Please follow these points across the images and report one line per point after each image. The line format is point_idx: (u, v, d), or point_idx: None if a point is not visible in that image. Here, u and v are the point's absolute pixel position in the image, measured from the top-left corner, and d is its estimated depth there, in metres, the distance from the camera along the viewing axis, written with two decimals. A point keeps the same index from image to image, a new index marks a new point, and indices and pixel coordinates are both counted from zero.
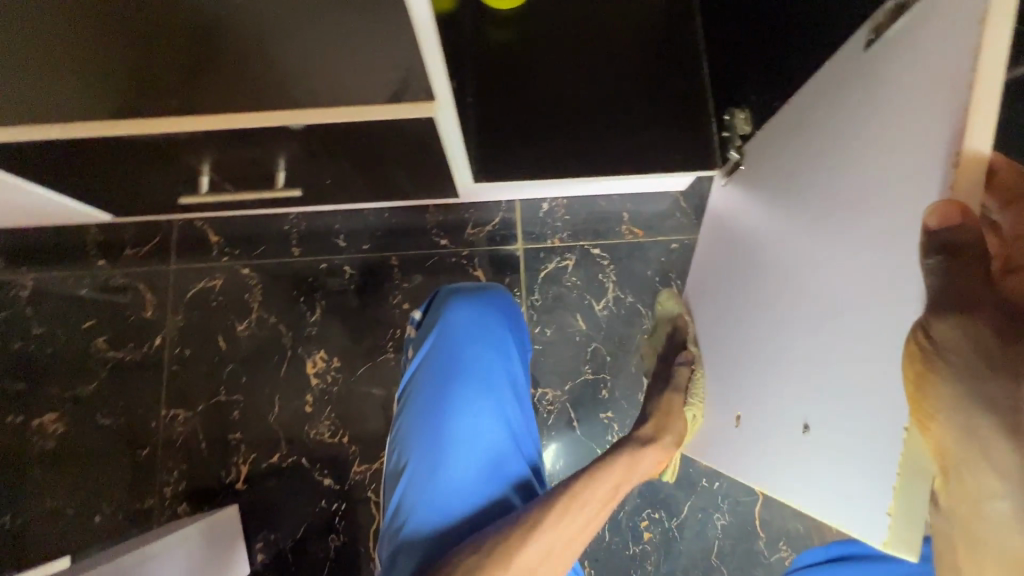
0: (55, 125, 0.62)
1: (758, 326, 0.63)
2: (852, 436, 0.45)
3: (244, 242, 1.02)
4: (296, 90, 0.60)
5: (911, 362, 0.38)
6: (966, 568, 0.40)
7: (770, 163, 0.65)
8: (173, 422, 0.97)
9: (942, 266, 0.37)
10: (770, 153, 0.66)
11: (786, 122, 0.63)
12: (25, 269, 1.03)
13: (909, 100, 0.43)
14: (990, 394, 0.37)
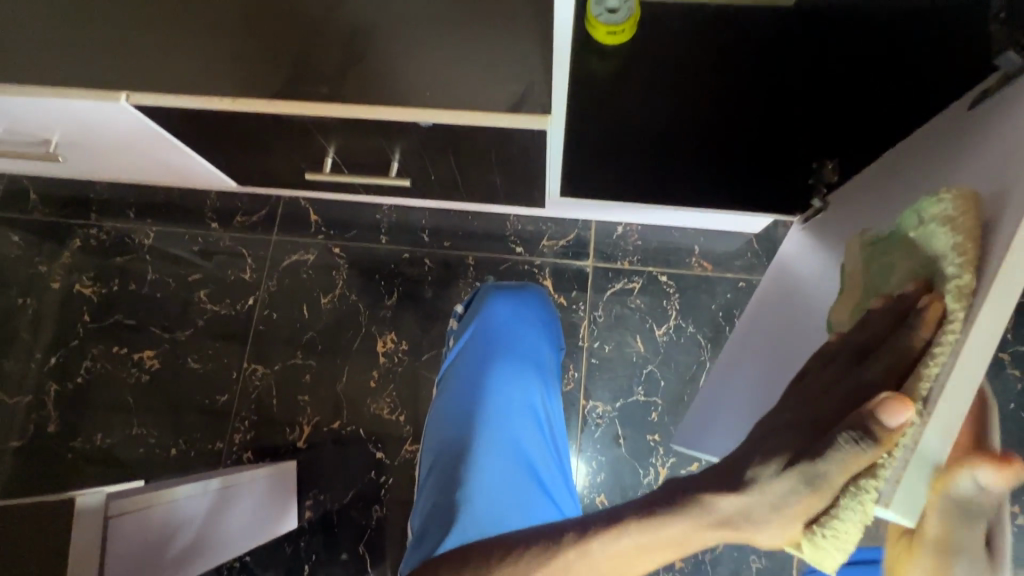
0: (225, 99, 0.73)
1: (780, 361, 0.63)
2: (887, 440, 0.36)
3: (339, 224, 1.12)
4: (430, 93, 0.69)
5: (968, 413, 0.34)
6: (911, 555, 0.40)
7: (854, 210, 0.65)
8: (252, 375, 1.06)
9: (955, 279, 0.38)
10: (856, 200, 0.66)
11: (876, 171, 0.64)
12: (151, 221, 1.16)
13: (983, 157, 0.44)
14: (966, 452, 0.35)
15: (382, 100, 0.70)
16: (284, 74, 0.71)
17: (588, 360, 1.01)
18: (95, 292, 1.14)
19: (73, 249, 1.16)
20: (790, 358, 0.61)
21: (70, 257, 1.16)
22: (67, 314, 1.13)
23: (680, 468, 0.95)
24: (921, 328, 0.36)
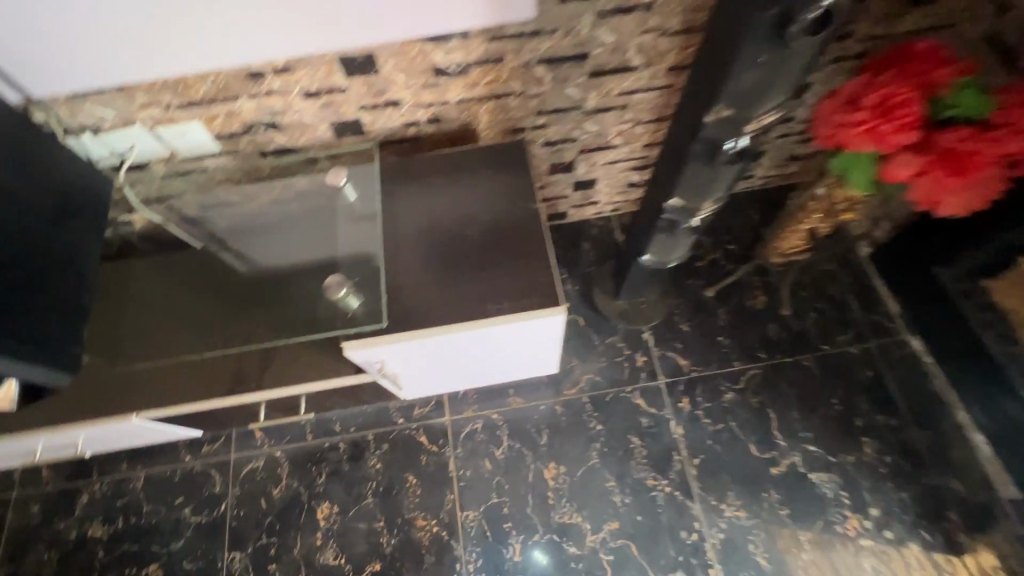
0: (190, 403, 1.22)
1: (440, 373, 1.30)
2: None
3: (277, 434, 1.63)
4: (308, 371, 1.23)
5: None
6: None
7: (505, 360, 1.30)
8: (232, 561, 1.50)
9: None
10: (511, 360, 1.31)
11: (524, 354, 1.29)
12: (139, 466, 1.62)
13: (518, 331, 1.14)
14: None
15: (281, 380, 1.22)
16: (227, 380, 1.24)
17: (458, 483, 1.54)
18: (105, 531, 1.56)
19: (83, 503, 1.59)
20: (439, 370, 1.28)
21: (82, 509, 1.58)
22: (87, 554, 1.54)
23: (528, 540, 1.47)
24: None
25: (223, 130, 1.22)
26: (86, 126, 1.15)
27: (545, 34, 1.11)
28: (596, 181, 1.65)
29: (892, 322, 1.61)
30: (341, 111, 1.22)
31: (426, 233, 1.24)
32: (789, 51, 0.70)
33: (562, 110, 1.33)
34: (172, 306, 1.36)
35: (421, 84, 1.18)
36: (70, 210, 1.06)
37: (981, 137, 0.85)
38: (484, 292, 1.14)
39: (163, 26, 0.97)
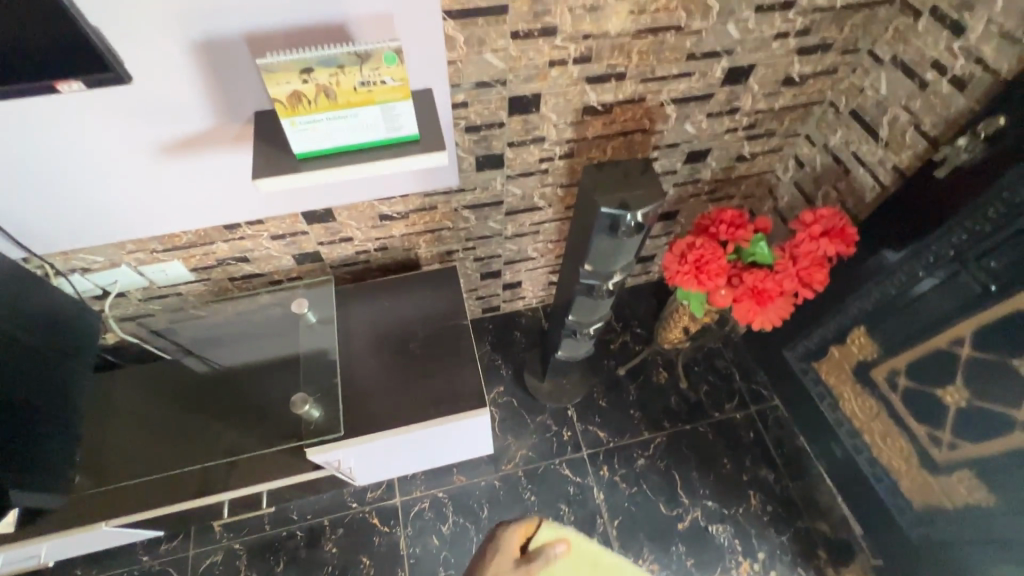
0: (162, 506, 1.33)
1: (389, 466, 1.51)
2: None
3: (235, 527, 1.74)
4: (272, 469, 1.38)
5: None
6: None
7: (445, 451, 1.53)
8: None
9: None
10: (450, 450, 1.54)
11: (461, 445, 1.52)
12: (95, 570, 1.67)
13: (455, 427, 1.39)
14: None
15: (248, 479, 1.36)
16: (195, 484, 1.36)
17: (409, 560, 1.70)
18: None
19: None
20: (388, 463, 1.49)
21: None
22: None
23: None
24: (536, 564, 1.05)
25: (198, 266, 1.44)
26: (76, 269, 1.33)
27: (468, 190, 1.43)
28: (521, 282, 1.97)
29: (765, 389, 1.97)
30: (303, 246, 1.47)
31: (376, 347, 1.48)
32: (621, 239, 1.02)
33: (487, 236, 1.64)
34: (147, 412, 1.47)
35: (370, 226, 1.46)
36: (63, 349, 1.22)
37: (771, 277, 1.19)
38: (426, 398, 1.39)
39: (159, 205, 1.19)
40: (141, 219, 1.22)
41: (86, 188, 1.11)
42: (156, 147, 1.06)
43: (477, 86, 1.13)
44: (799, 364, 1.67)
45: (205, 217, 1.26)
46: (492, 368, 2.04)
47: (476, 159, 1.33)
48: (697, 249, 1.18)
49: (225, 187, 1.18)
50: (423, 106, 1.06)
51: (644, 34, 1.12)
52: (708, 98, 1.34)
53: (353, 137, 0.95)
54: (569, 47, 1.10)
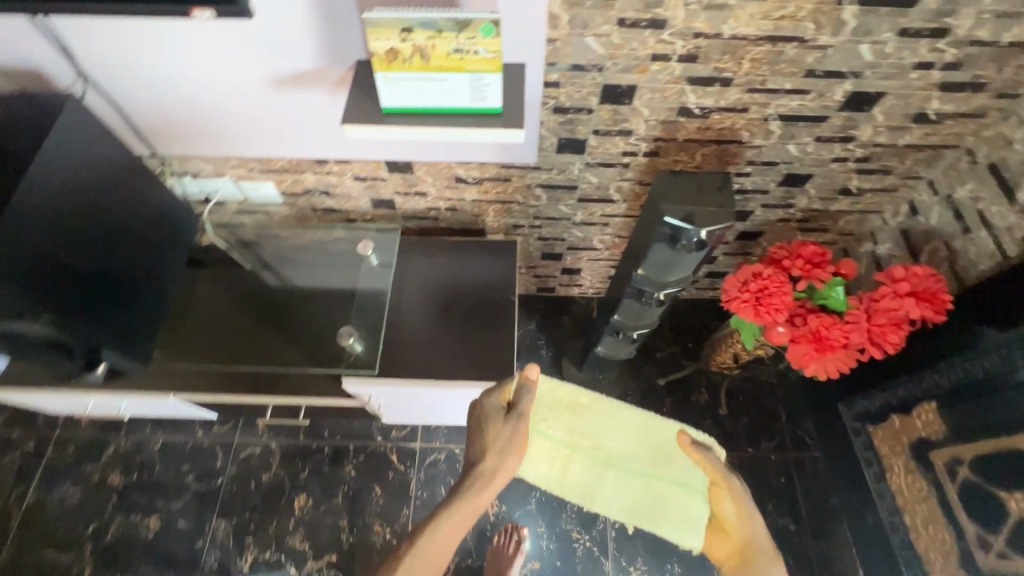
0: (217, 396, 1.51)
1: (414, 412, 1.60)
2: (561, 447, 1.65)
3: (275, 429, 1.92)
4: (313, 389, 1.52)
5: (501, 407, 1.28)
6: (510, 451, 1.26)
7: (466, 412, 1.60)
8: (218, 526, 1.79)
9: (507, 430, 1.26)
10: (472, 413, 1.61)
11: None
12: (159, 431, 1.92)
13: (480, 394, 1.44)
14: (514, 430, 1.26)
15: (291, 392, 1.51)
16: (248, 384, 1.53)
17: (416, 501, 1.82)
18: (121, 479, 1.86)
19: (108, 454, 1.89)
20: (414, 409, 1.58)
21: (107, 457, 1.89)
22: (102, 495, 1.83)
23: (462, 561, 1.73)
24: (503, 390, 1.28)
25: (287, 190, 1.56)
26: (188, 173, 1.49)
27: (544, 169, 1.43)
28: (580, 270, 1.95)
29: (809, 438, 1.85)
30: (380, 192, 1.55)
31: (424, 300, 1.56)
32: (683, 253, 0.98)
33: (554, 218, 1.64)
34: (220, 308, 1.63)
35: (444, 185, 1.51)
36: (165, 241, 1.38)
37: (838, 326, 1.11)
38: (461, 360, 1.45)
39: (263, 131, 1.30)
40: (246, 140, 1.34)
41: (205, 102, 1.23)
42: (269, 79, 1.15)
43: (573, 68, 1.11)
44: (852, 423, 1.55)
45: (299, 149, 1.36)
46: (533, 346, 2.07)
47: (558, 141, 1.32)
48: (762, 280, 1.12)
49: (320, 124, 1.27)
50: (513, 81, 1.06)
51: (762, 41, 1.04)
52: (820, 120, 1.23)
53: (440, 100, 0.98)
54: (675, 43, 1.05)
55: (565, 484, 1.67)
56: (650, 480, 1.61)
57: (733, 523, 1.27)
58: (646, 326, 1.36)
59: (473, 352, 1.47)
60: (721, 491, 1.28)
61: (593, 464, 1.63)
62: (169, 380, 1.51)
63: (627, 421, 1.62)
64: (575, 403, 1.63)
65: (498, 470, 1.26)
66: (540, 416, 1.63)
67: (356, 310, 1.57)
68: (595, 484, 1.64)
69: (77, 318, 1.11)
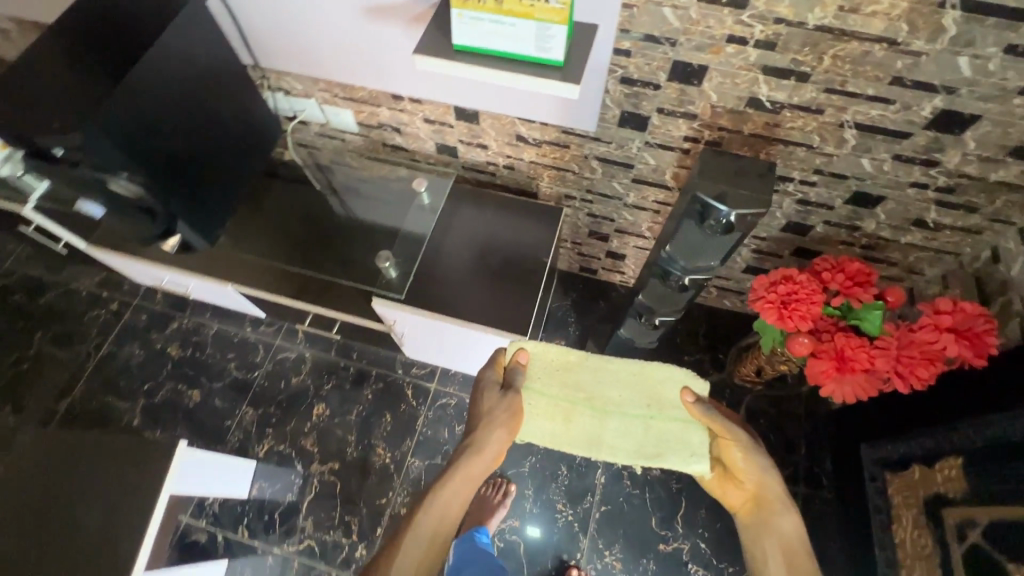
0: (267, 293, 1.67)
1: (432, 349, 1.70)
2: (556, 400, 1.40)
3: (312, 341, 2.09)
4: (348, 306, 1.65)
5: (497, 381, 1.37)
6: (503, 421, 1.30)
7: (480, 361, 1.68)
8: (246, 412, 1.99)
9: (504, 398, 1.32)
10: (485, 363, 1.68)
11: None
12: (216, 318, 2.15)
13: (494, 343, 1.51)
14: (511, 401, 1.32)
15: (329, 304, 1.65)
16: (294, 288, 1.68)
17: (421, 436, 1.92)
18: (178, 352, 2.10)
19: (172, 328, 2.14)
20: (433, 347, 1.67)
21: (171, 330, 2.14)
22: (161, 361, 2.09)
23: None
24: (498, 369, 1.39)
25: (363, 121, 1.67)
26: (282, 90, 1.64)
27: (603, 141, 1.44)
28: (625, 256, 1.95)
29: (825, 478, 1.76)
30: (445, 138, 1.63)
31: (465, 248, 1.63)
32: (707, 233, 0.99)
33: (607, 196, 1.65)
34: (286, 218, 1.78)
35: (505, 141, 1.56)
36: (250, 145, 1.54)
37: (865, 349, 1.06)
38: (484, 308, 1.52)
39: (350, 58, 1.41)
40: (334, 65, 1.45)
41: (303, 19, 1.34)
42: (362, 8, 1.25)
43: (645, 38, 1.12)
44: (870, 467, 1.46)
45: (379, 82, 1.45)
46: (563, 321, 2.09)
47: (621, 114, 1.33)
48: (793, 284, 1.09)
49: (399, 58, 1.35)
50: (581, 39, 1.08)
51: (847, 38, 1.00)
52: (902, 136, 1.16)
53: (505, 45, 1.02)
54: (754, 26, 1.03)
55: (568, 441, 1.40)
56: (651, 422, 1.38)
57: (742, 470, 1.23)
58: (670, 314, 1.36)
59: (498, 304, 1.53)
60: (727, 443, 1.27)
61: (593, 415, 1.40)
62: (231, 271, 1.69)
63: (622, 374, 1.42)
64: (563, 359, 1.43)
65: (495, 438, 1.27)
66: (530, 376, 1.41)
67: (400, 243, 1.67)
68: (597, 435, 1.39)
69: (160, 188, 1.26)
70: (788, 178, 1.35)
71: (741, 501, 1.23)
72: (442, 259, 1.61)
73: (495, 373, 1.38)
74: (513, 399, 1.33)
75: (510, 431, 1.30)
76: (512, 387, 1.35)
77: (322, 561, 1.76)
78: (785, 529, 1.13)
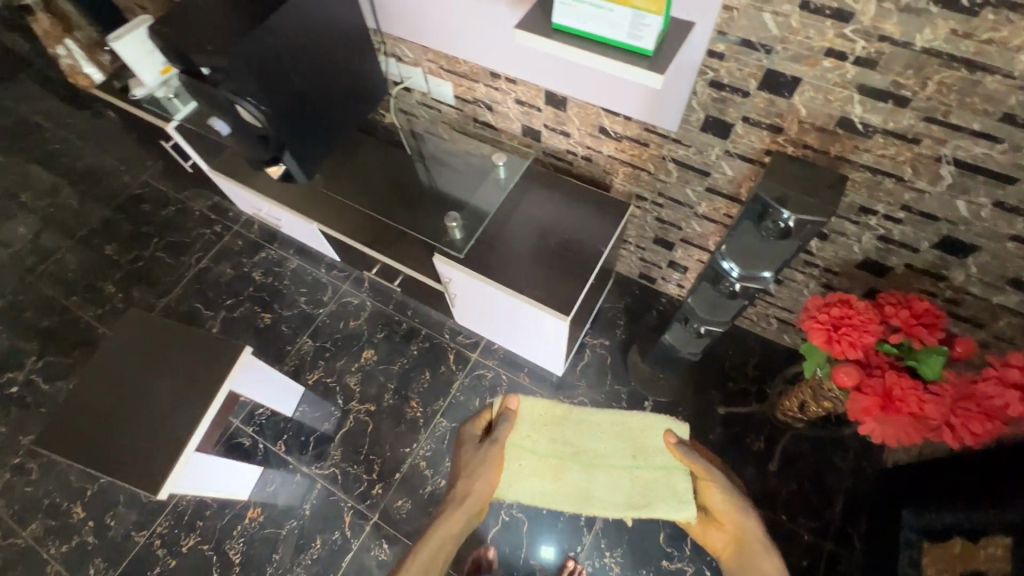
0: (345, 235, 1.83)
1: (480, 315, 1.79)
2: (547, 454, 1.63)
3: (375, 292, 2.25)
4: (413, 261, 1.78)
5: (479, 432, 1.43)
6: (485, 473, 1.35)
7: (522, 336, 1.75)
8: (305, 342, 2.18)
9: (488, 449, 1.37)
10: (527, 339, 1.75)
11: (536, 339, 1.71)
12: (298, 255, 2.37)
13: (538, 317, 1.57)
14: (495, 452, 1.36)
15: (396, 256, 1.79)
16: (369, 235, 1.83)
17: (453, 399, 2.01)
18: (260, 277, 2.34)
19: (260, 256, 2.39)
20: (481, 313, 1.77)
21: (259, 258, 2.39)
22: (245, 282, 2.34)
23: None
24: (481, 419, 1.45)
25: (460, 95, 1.79)
26: (395, 56, 1.80)
27: (683, 144, 1.45)
28: (686, 269, 1.93)
29: (857, 540, 1.64)
30: (531, 120, 1.71)
31: (528, 226, 1.70)
32: (762, 230, 0.99)
33: (677, 202, 1.65)
34: (366, 172, 1.92)
35: (587, 132, 1.61)
36: (360, 100, 1.71)
37: (917, 392, 1.00)
38: (535, 283, 1.58)
39: (461, 33, 1.53)
40: (444, 38, 1.58)
41: None
42: None
43: (741, 43, 1.13)
44: (908, 534, 1.35)
45: (481, 58, 1.56)
46: (611, 322, 2.10)
47: (706, 118, 1.34)
48: (848, 310, 1.06)
49: (503, 35, 1.45)
50: (675, 35, 1.12)
51: (957, 64, 0.96)
52: (1006, 181, 1.08)
53: (600, 30, 1.08)
54: (857, 41, 1.01)
55: (560, 495, 1.61)
56: (635, 473, 1.58)
57: (722, 511, 1.29)
58: (716, 324, 1.35)
59: (548, 282, 1.58)
60: (708, 485, 1.32)
61: (581, 469, 1.62)
62: (320, 211, 1.89)
63: (604, 430, 1.64)
64: (551, 413, 1.67)
65: (479, 488, 1.33)
66: (522, 433, 1.64)
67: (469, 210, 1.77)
68: (588, 488, 1.60)
69: (279, 118, 1.43)
70: (871, 211, 1.29)
71: (725, 542, 1.30)
72: (505, 232, 1.69)
73: (479, 422, 1.45)
74: (498, 449, 1.38)
75: (490, 485, 1.35)
76: (497, 437, 1.39)
77: (341, 489, 1.88)
78: (765, 569, 1.15)
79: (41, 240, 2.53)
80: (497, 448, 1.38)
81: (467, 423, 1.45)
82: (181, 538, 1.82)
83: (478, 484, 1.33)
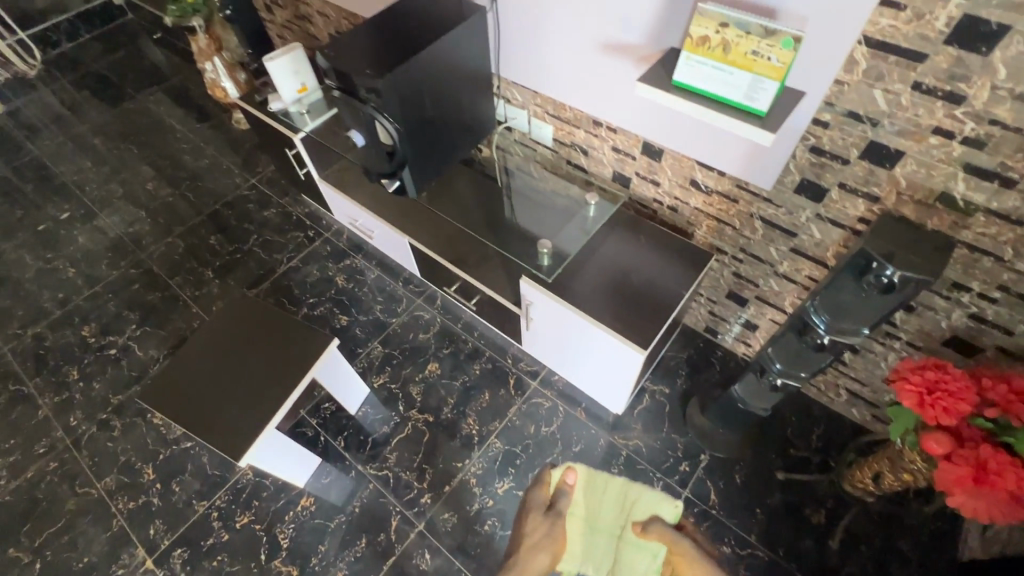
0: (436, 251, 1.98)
1: (554, 340, 1.88)
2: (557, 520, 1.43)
3: (446, 310, 2.37)
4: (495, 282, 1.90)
5: (546, 504, 1.36)
6: (547, 544, 1.31)
7: (593, 365, 1.82)
8: (375, 348, 2.30)
9: (552, 525, 1.33)
10: (597, 369, 1.82)
11: (606, 369, 1.78)
12: (379, 267, 2.54)
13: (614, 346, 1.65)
14: (558, 530, 1.32)
15: (480, 276, 1.91)
16: (457, 253, 1.96)
17: (509, 422, 2.05)
18: (342, 282, 2.52)
19: (345, 263, 2.58)
20: (555, 337, 1.86)
21: (343, 264, 2.57)
22: (327, 285, 2.51)
23: (513, 489, 1.91)
24: (541, 489, 1.38)
25: (558, 138, 1.95)
26: (505, 98, 1.99)
27: (773, 203, 1.52)
28: (756, 328, 1.95)
29: None
30: (624, 167, 1.83)
31: (610, 264, 1.79)
32: (867, 287, 1.03)
33: (759, 260, 1.70)
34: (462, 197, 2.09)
35: (678, 183, 1.71)
36: (472, 133, 1.90)
37: (1015, 468, 0.98)
38: (613, 316, 1.66)
39: (575, 83, 1.70)
40: (558, 86, 1.76)
41: (550, 46, 1.67)
42: (602, 44, 1.53)
43: (848, 114, 1.22)
44: None
45: (589, 106, 1.73)
46: (673, 371, 2.12)
47: (801, 181, 1.41)
48: (943, 375, 1.07)
49: (616, 88, 1.61)
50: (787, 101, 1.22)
51: None
52: None
53: (717, 89, 1.20)
54: (966, 123, 1.08)
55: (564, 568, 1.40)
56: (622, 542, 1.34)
57: None
58: (794, 378, 1.37)
59: (625, 317, 1.65)
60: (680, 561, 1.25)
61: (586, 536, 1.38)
62: (415, 227, 2.05)
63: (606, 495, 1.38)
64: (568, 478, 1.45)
65: (540, 562, 1.30)
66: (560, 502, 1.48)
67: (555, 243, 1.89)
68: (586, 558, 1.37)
69: (407, 138, 1.61)
70: (965, 287, 1.31)
71: None
72: (587, 267, 1.79)
73: (541, 489, 1.38)
74: (561, 528, 1.33)
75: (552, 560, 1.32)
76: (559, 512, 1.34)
77: (391, 493, 1.93)
78: None
79: (155, 224, 2.83)
80: (562, 527, 1.34)
81: (534, 489, 1.39)
82: (236, 514, 1.90)
83: (538, 560, 1.30)
